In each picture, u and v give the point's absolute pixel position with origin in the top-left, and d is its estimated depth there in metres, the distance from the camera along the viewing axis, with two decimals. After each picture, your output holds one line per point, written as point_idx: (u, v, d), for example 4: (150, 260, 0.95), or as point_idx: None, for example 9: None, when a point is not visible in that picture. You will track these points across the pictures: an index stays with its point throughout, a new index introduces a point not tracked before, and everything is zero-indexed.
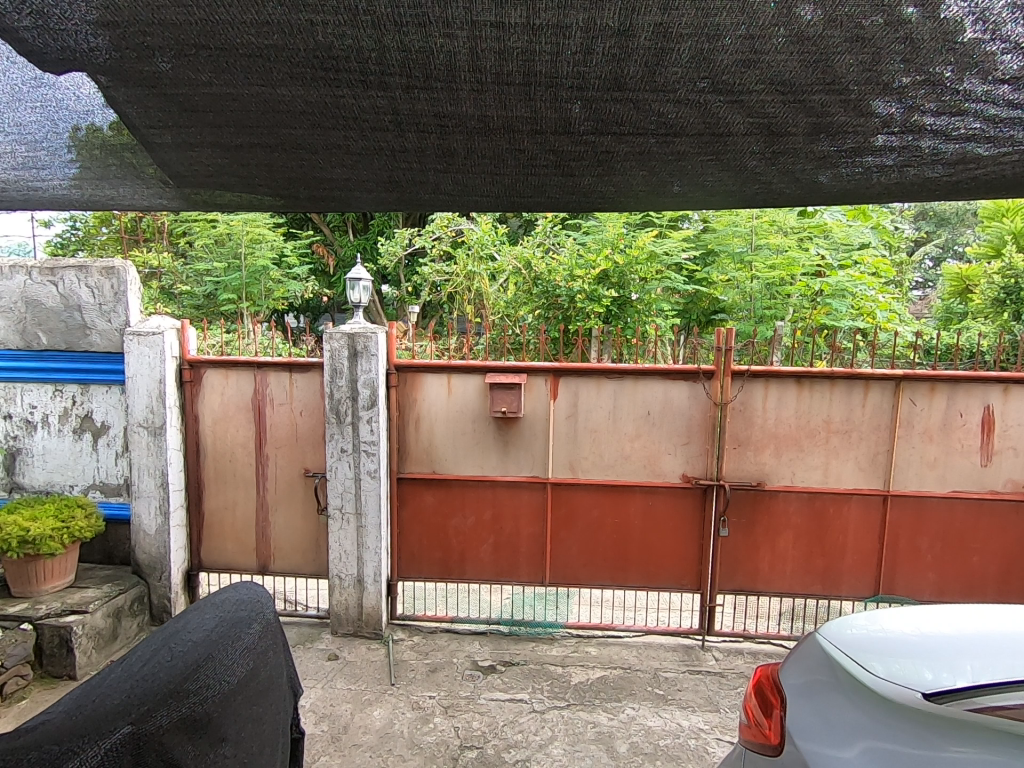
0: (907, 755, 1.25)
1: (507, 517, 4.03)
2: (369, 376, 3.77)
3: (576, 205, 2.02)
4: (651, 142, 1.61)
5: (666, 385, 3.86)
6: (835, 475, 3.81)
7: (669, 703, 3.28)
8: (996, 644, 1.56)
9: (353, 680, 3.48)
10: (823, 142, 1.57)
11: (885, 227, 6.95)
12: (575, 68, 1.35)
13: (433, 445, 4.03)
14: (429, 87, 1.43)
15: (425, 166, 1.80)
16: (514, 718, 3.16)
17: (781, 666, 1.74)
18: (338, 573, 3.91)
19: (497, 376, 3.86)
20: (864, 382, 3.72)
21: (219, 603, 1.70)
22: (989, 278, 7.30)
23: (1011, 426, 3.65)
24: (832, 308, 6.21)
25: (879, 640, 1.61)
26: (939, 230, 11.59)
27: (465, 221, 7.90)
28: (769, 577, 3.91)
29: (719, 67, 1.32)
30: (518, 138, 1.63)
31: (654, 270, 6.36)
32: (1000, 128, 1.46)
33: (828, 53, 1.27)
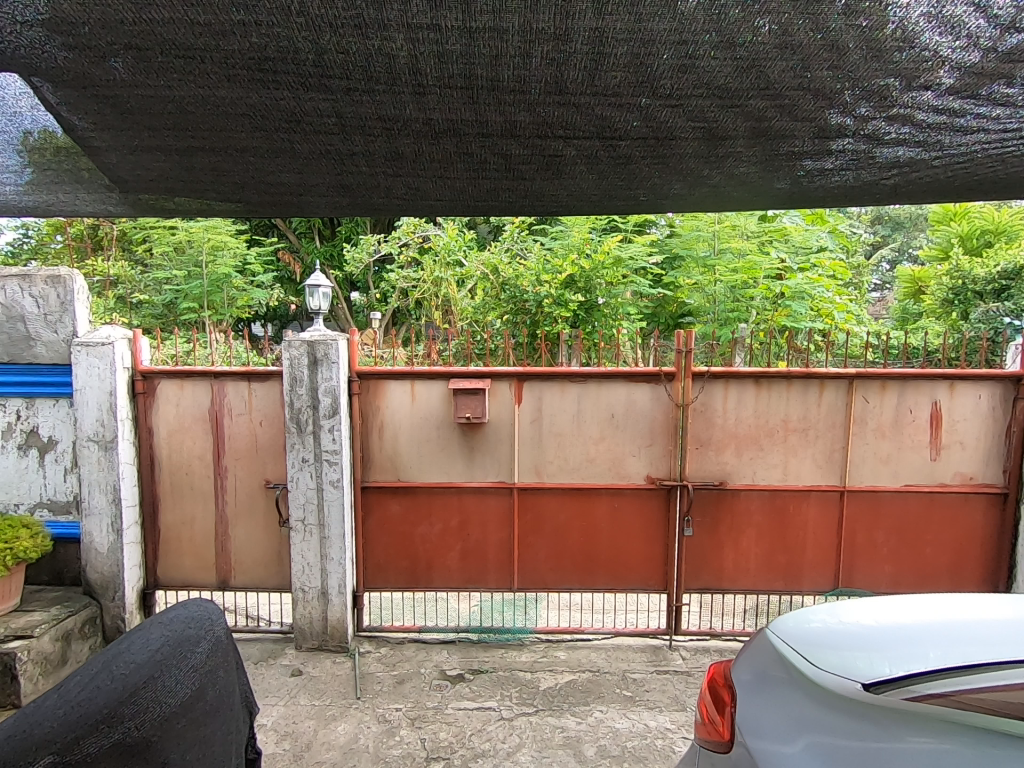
0: (843, 744, 1.28)
1: (474, 523, 4.00)
2: (330, 383, 3.71)
3: (532, 208, 2.02)
4: (598, 145, 1.61)
5: (630, 388, 3.90)
6: (794, 473, 3.90)
7: (637, 705, 3.29)
8: (939, 633, 1.60)
9: (316, 696, 3.39)
10: (763, 144, 1.60)
11: (840, 231, 7.21)
12: (516, 72, 1.35)
13: (398, 453, 3.98)
14: (371, 90, 1.40)
15: (376, 170, 1.79)
16: (482, 726, 3.12)
17: (733, 663, 1.76)
18: (301, 586, 3.82)
19: (462, 381, 3.84)
20: (820, 381, 3.82)
21: (167, 622, 1.63)
22: (940, 280, 7.65)
23: (957, 421, 3.79)
24: (793, 310, 6.38)
25: (829, 634, 1.64)
26: (896, 234, 12.13)
27: (432, 227, 7.95)
28: (734, 575, 3.97)
29: (658, 73, 1.34)
30: (465, 142, 1.62)
31: (621, 274, 6.43)
32: (927, 134, 1.52)
33: (759, 59, 1.29)
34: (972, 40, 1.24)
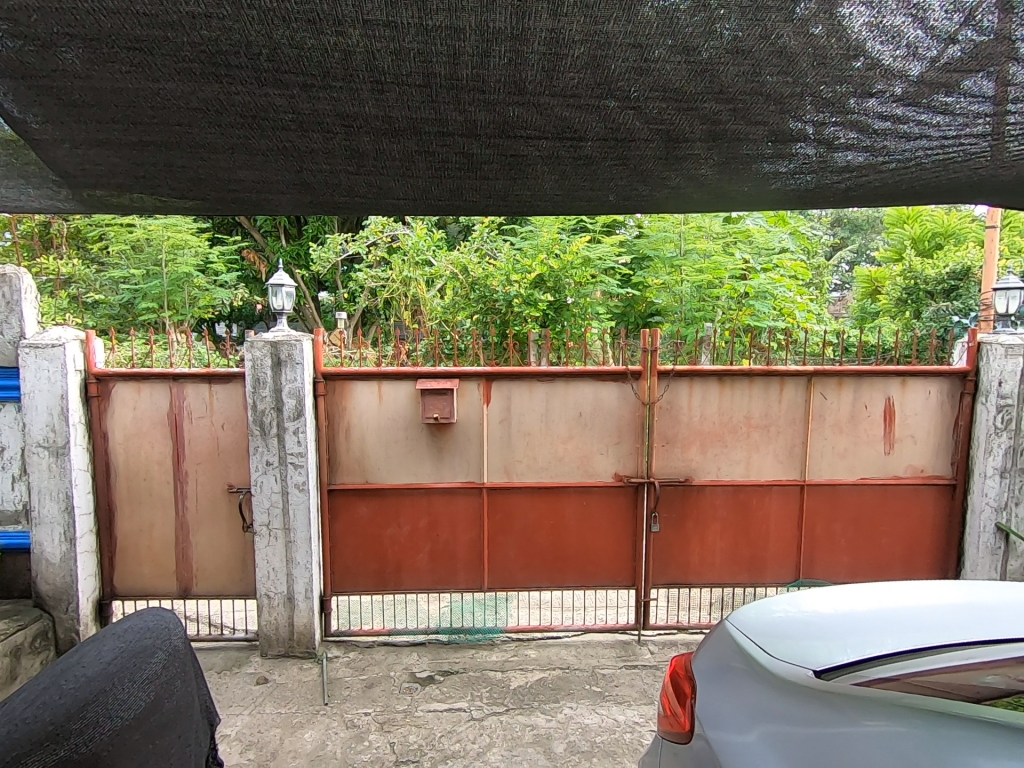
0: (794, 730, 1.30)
1: (443, 524, 3.98)
2: (295, 384, 3.65)
3: (496, 208, 2.03)
4: (559, 146, 1.63)
5: (596, 387, 3.94)
6: (756, 469, 4.00)
7: (606, 700, 3.33)
8: (888, 620, 1.66)
9: (282, 704, 3.32)
10: (719, 146, 1.64)
11: (801, 233, 7.44)
12: (475, 72, 1.35)
13: (365, 454, 3.94)
14: (328, 86, 1.38)
15: (336, 168, 1.76)
16: (452, 728, 3.11)
17: (694, 656, 1.79)
18: (266, 592, 3.74)
19: (430, 381, 3.82)
20: (780, 378, 3.93)
21: (122, 632, 1.56)
22: (895, 281, 8.04)
23: (909, 416, 3.95)
24: (756, 309, 6.54)
25: (784, 623, 1.69)
26: (854, 237, 12.64)
27: (401, 226, 7.89)
28: (700, 570, 4.05)
29: (615, 74, 1.35)
30: (426, 141, 1.61)
31: (589, 274, 6.49)
32: (874, 140, 1.58)
33: (712, 64, 1.32)
34: (911, 50, 1.30)
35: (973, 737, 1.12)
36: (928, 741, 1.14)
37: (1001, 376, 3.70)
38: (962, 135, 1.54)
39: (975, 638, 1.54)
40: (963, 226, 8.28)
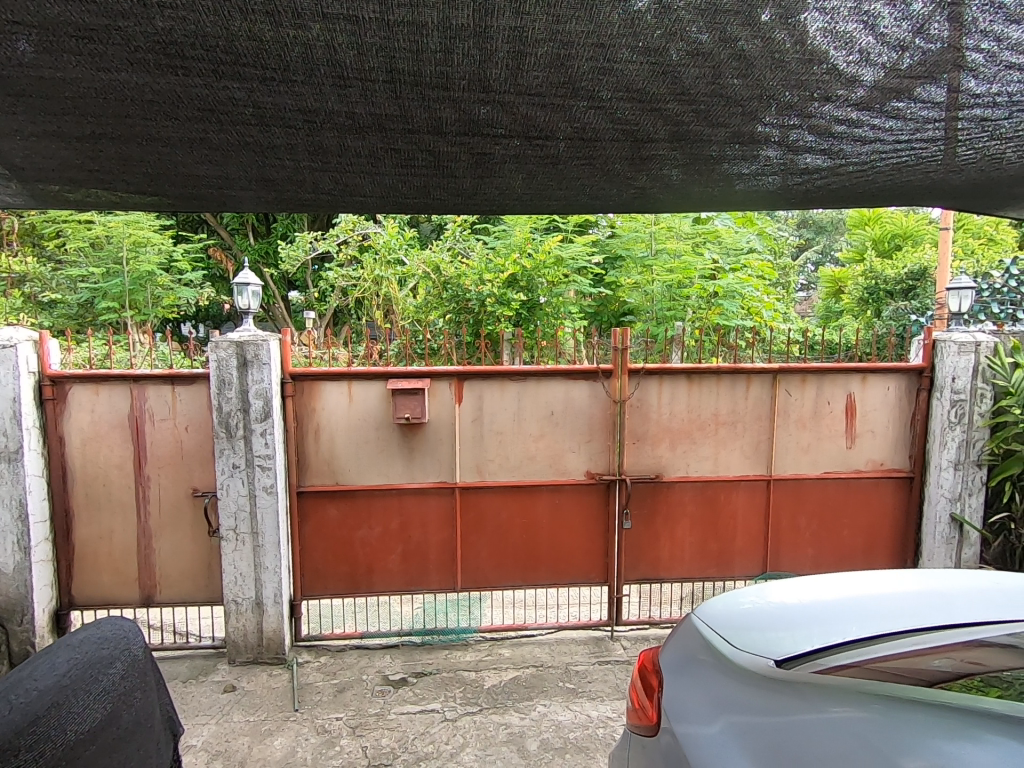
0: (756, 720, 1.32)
1: (415, 525, 3.95)
2: (261, 385, 3.57)
3: (465, 207, 2.03)
4: (525, 146, 1.63)
5: (568, 385, 3.96)
6: (724, 465, 4.07)
7: (579, 696, 3.35)
8: (847, 609, 1.71)
9: (250, 711, 3.25)
10: (683, 147, 1.66)
11: (768, 234, 7.62)
12: (438, 69, 1.34)
13: (335, 455, 3.88)
14: (288, 80, 1.36)
15: (300, 165, 1.74)
16: (425, 729, 3.09)
17: (661, 649, 1.81)
18: (233, 598, 3.65)
19: (401, 381, 3.79)
20: (746, 375, 4.01)
21: (77, 644, 1.62)
22: (857, 281, 8.35)
23: (869, 412, 4.08)
24: (724, 309, 6.65)
25: (748, 616, 1.72)
26: (819, 238, 13.03)
27: (372, 225, 7.82)
28: (670, 565, 4.11)
29: (578, 73, 1.36)
30: (391, 138, 1.60)
31: (562, 273, 6.52)
32: (830, 143, 1.63)
33: (674, 65, 1.34)
34: (864, 56, 1.34)
35: (928, 722, 1.14)
36: (884, 726, 1.16)
37: (955, 372, 3.87)
38: (914, 139, 1.60)
39: (928, 624, 1.60)
40: (921, 228, 8.59)
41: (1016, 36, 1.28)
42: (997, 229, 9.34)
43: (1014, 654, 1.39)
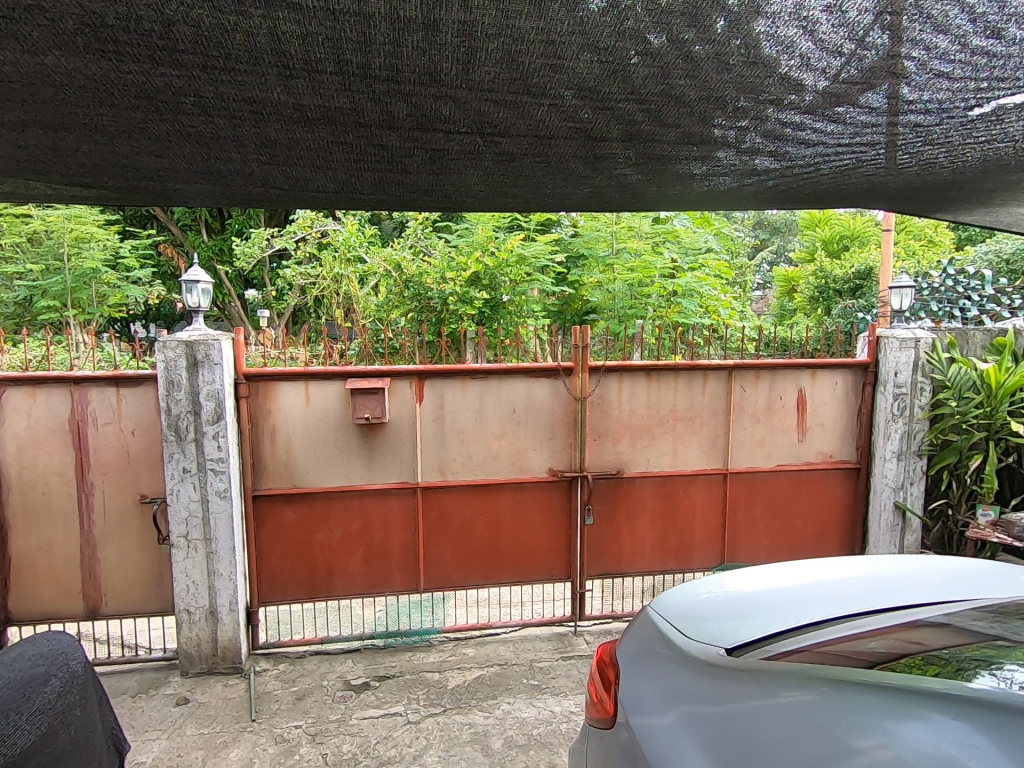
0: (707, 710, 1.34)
1: (376, 527, 3.89)
2: (213, 386, 3.45)
3: (422, 201, 2.02)
4: (479, 141, 1.63)
5: (529, 383, 3.97)
6: (682, 459, 4.16)
7: (543, 692, 3.37)
8: (794, 597, 1.77)
9: (204, 724, 3.14)
10: (636, 146, 1.69)
11: (724, 234, 7.83)
12: (388, 61, 1.31)
13: (292, 458, 3.78)
14: (231, 69, 1.31)
15: (247, 157, 1.68)
16: (387, 733, 3.05)
17: (618, 643, 1.83)
18: (185, 607, 3.52)
19: (360, 381, 3.72)
20: (703, 372, 4.11)
21: (10, 662, 1.56)
22: (808, 280, 8.68)
23: (819, 405, 4.23)
24: (683, 308, 6.72)
25: (701, 607, 1.76)
26: (773, 239, 13.53)
27: (330, 221, 7.68)
28: (631, 559, 4.17)
29: (529, 69, 1.35)
30: (341, 131, 1.56)
31: (524, 272, 6.53)
32: (776, 144, 1.68)
33: (624, 64, 1.35)
34: (805, 61, 1.37)
35: (877, 704, 1.16)
36: (833, 709, 1.18)
37: (897, 367, 4.06)
38: (853, 142, 1.67)
39: (871, 608, 1.67)
40: (866, 229, 8.98)
41: (945, 46, 1.33)
42: (936, 231, 9.85)
43: (946, 633, 1.46)
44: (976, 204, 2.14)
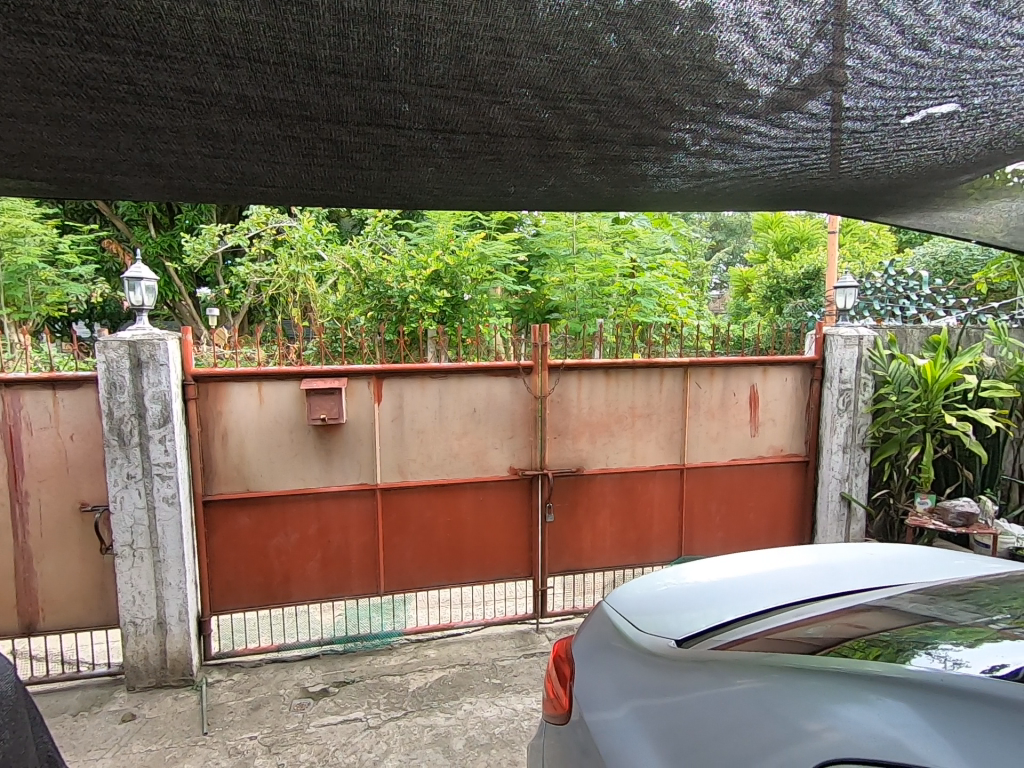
0: (660, 703, 1.36)
1: (334, 530, 3.82)
2: (159, 388, 3.31)
3: (375, 198, 2.00)
4: (431, 138, 1.61)
5: (489, 382, 3.97)
6: (641, 455, 4.24)
7: (505, 691, 3.37)
8: (743, 588, 1.82)
9: (152, 740, 3.01)
10: (588, 146, 1.71)
11: (682, 235, 8.01)
12: (333, 53, 1.28)
13: (245, 461, 3.67)
14: (166, 56, 1.25)
15: (189, 149, 1.62)
16: (346, 739, 3.00)
17: (574, 639, 1.84)
18: (131, 619, 3.37)
19: (316, 381, 3.64)
20: (660, 369, 4.19)
21: None
22: (762, 280, 8.99)
23: (770, 401, 4.38)
24: (642, 306, 6.83)
25: (653, 601, 1.79)
26: (729, 239, 13.98)
27: (286, 218, 7.49)
28: (592, 555, 4.22)
29: (479, 66, 1.35)
30: (288, 124, 1.52)
31: (485, 271, 6.52)
32: (722, 147, 1.73)
33: (573, 64, 1.36)
34: (747, 66, 1.40)
35: (826, 688, 1.17)
36: (782, 694, 1.20)
37: (842, 364, 4.23)
38: (796, 146, 1.73)
39: (814, 596, 1.73)
40: (815, 231, 9.34)
41: (877, 55, 1.38)
42: (880, 234, 10.34)
43: (883, 617, 1.53)
44: (912, 209, 2.24)
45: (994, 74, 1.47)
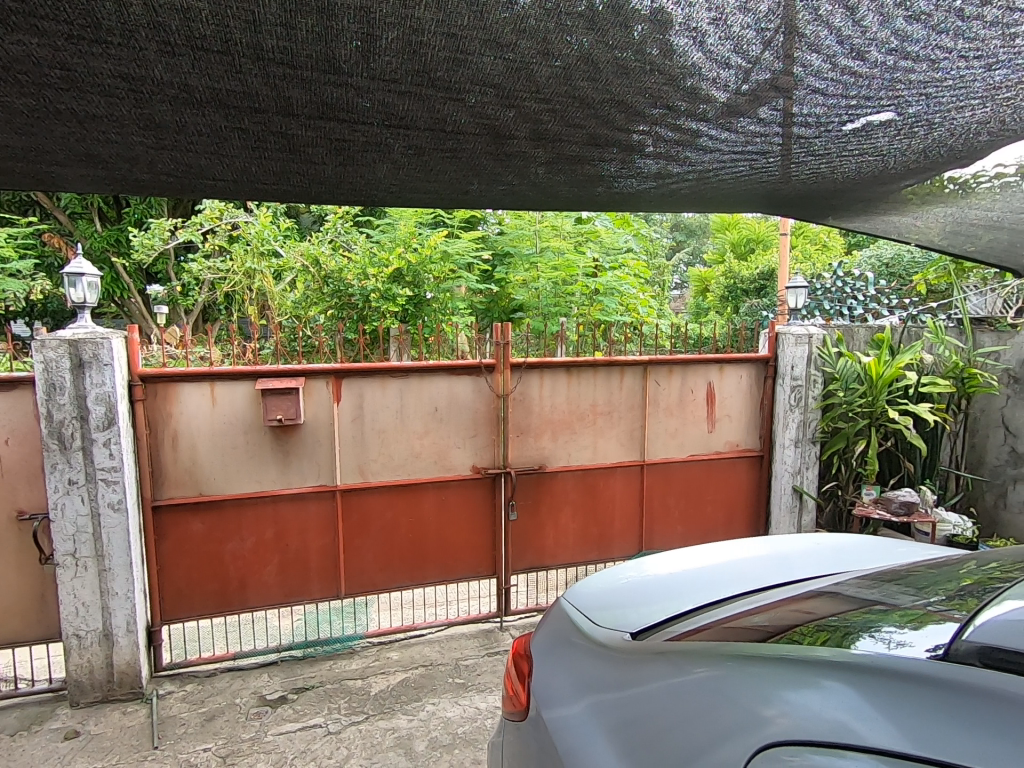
0: (615, 697, 1.38)
1: (292, 533, 3.73)
2: (103, 389, 3.16)
3: (331, 194, 1.96)
4: (385, 133, 1.59)
5: (451, 381, 3.94)
6: (602, 452, 4.29)
7: (468, 690, 3.36)
8: (696, 581, 1.86)
9: (98, 758, 2.88)
10: (545, 146, 1.72)
11: (643, 235, 8.14)
12: (281, 43, 1.24)
13: (197, 465, 3.54)
14: (102, 41, 1.19)
15: (129, 139, 1.55)
16: (305, 747, 2.93)
17: (533, 636, 1.85)
18: (74, 632, 3.22)
19: (271, 381, 3.54)
20: (620, 367, 4.25)
21: None
22: (720, 280, 9.24)
23: (726, 398, 4.50)
24: (605, 305, 6.86)
25: (610, 597, 1.82)
26: (689, 240, 14.33)
27: (242, 212, 7.26)
28: (554, 552, 4.25)
29: (432, 62, 1.33)
30: (235, 115, 1.47)
31: (448, 269, 6.46)
32: (675, 149, 1.76)
33: (525, 63, 1.36)
34: (696, 70, 1.44)
35: (776, 673, 1.19)
36: (734, 681, 1.21)
37: (793, 361, 4.39)
38: (745, 149, 1.78)
39: (764, 585, 1.79)
40: (770, 233, 9.66)
41: (818, 64, 1.44)
42: (830, 236, 10.76)
43: (827, 603, 1.59)
44: (855, 212, 2.34)
45: (927, 86, 1.55)
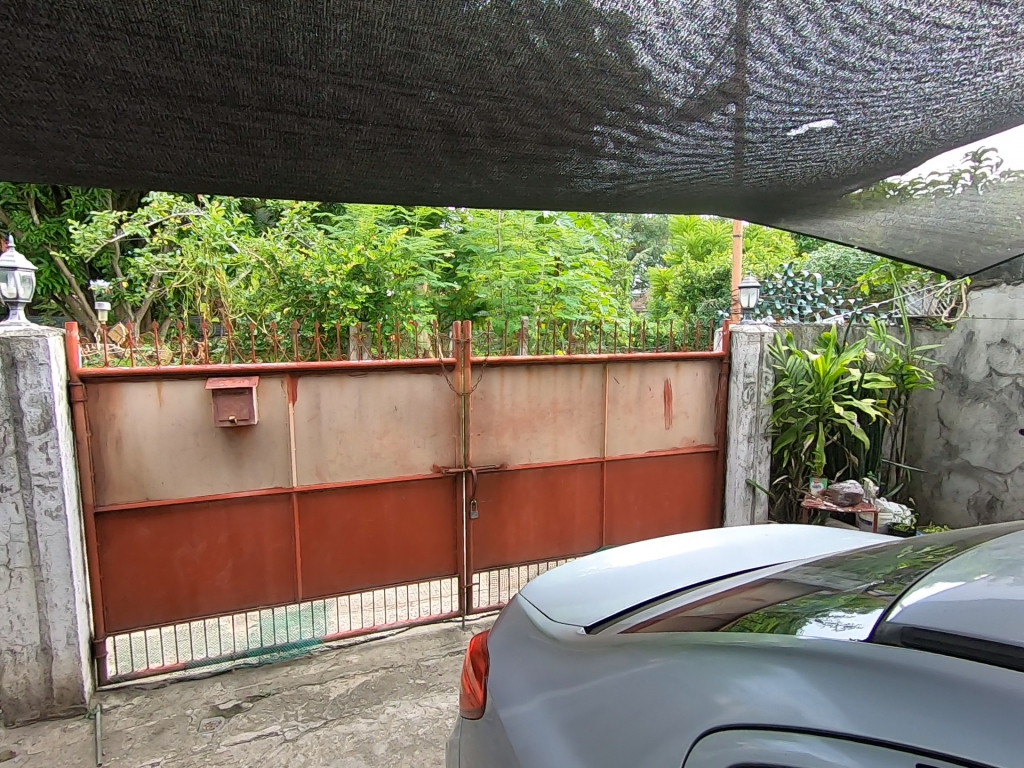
0: (570, 691, 1.39)
1: (246, 537, 3.62)
2: (38, 391, 2.99)
3: (282, 188, 1.92)
4: (336, 127, 1.56)
5: (410, 379, 3.90)
6: (562, 450, 4.33)
7: (430, 691, 3.34)
8: (650, 574, 1.90)
9: None
10: (501, 144, 1.72)
11: (604, 235, 8.24)
12: (224, 32, 1.20)
13: (143, 468, 3.40)
14: (28, 23, 1.12)
15: (61, 126, 1.47)
16: (261, 756, 2.86)
17: (491, 633, 1.85)
18: (8, 647, 3.04)
19: (223, 381, 3.43)
20: (580, 366, 4.30)
21: None
22: (678, 280, 9.45)
23: (682, 395, 4.60)
24: (566, 304, 6.93)
25: (566, 592, 1.84)
26: (648, 240, 14.62)
27: (192, 206, 6.99)
28: (516, 549, 4.27)
29: (382, 56, 1.32)
30: (177, 104, 1.42)
31: (409, 267, 6.38)
32: (628, 149, 1.79)
33: (478, 60, 1.36)
34: (646, 74, 1.46)
35: (722, 660, 1.23)
36: (682, 670, 1.25)
37: (746, 359, 4.53)
38: (696, 151, 1.83)
39: (714, 577, 1.84)
40: (726, 235, 9.94)
41: (763, 71, 1.49)
42: (782, 239, 11.14)
43: (774, 591, 1.64)
44: (802, 215, 2.42)
45: (864, 95, 1.62)
